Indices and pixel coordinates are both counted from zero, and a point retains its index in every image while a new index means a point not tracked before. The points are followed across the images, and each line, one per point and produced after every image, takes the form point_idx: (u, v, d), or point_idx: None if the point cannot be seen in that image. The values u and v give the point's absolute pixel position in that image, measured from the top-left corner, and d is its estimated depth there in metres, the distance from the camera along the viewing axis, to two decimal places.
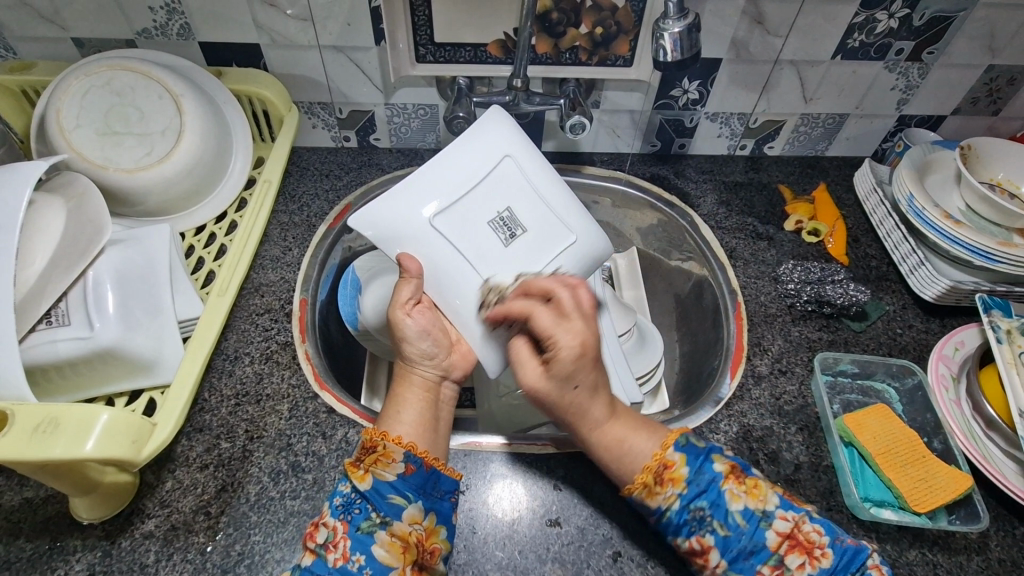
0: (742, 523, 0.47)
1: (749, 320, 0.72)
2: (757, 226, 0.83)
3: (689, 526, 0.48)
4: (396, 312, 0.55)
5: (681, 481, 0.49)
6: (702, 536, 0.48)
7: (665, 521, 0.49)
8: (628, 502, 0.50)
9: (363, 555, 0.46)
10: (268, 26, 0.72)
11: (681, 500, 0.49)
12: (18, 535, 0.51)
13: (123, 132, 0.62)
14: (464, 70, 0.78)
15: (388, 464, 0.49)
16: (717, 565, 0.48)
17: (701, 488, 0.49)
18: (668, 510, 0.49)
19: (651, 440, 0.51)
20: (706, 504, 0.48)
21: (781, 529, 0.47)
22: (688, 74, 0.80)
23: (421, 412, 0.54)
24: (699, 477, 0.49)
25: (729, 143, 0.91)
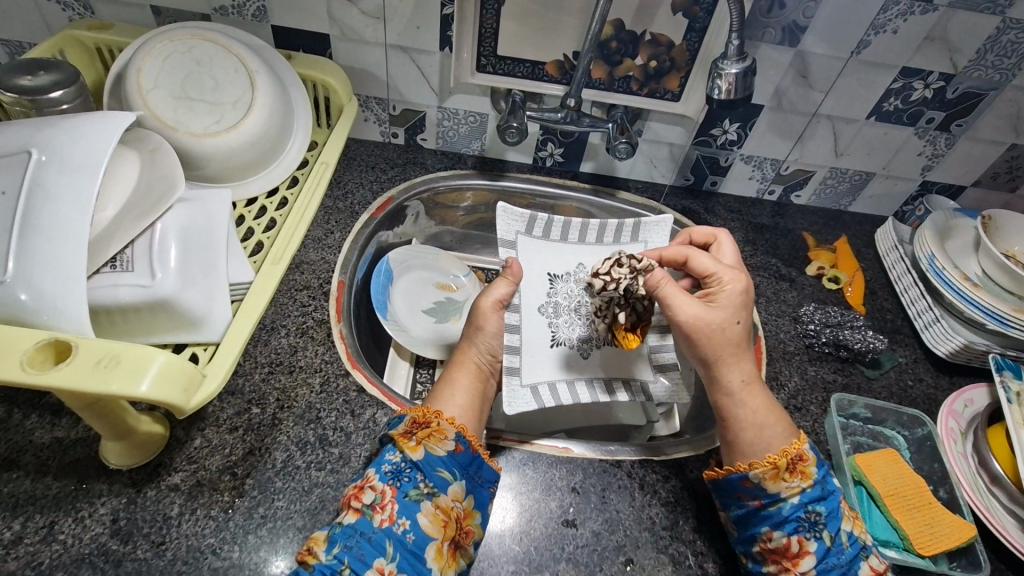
0: (847, 544, 0.50)
1: (768, 355, 0.74)
2: (780, 267, 0.86)
3: (797, 524, 0.51)
4: (488, 317, 0.64)
5: (810, 478, 0.51)
6: (806, 539, 0.50)
7: (776, 510, 0.51)
8: (745, 480, 0.52)
9: (408, 520, 0.48)
10: (340, 19, 0.76)
11: (802, 497, 0.51)
12: (45, 472, 0.51)
13: (196, 99, 0.64)
14: (520, 84, 0.81)
15: (440, 440, 0.52)
16: (806, 571, 0.50)
17: (824, 494, 0.51)
18: (784, 501, 0.51)
19: (783, 435, 0.54)
20: (824, 512, 0.50)
21: (875, 566, 0.50)
22: (730, 116, 0.84)
23: (482, 388, 0.61)
24: (824, 485, 0.51)
25: (759, 187, 0.95)
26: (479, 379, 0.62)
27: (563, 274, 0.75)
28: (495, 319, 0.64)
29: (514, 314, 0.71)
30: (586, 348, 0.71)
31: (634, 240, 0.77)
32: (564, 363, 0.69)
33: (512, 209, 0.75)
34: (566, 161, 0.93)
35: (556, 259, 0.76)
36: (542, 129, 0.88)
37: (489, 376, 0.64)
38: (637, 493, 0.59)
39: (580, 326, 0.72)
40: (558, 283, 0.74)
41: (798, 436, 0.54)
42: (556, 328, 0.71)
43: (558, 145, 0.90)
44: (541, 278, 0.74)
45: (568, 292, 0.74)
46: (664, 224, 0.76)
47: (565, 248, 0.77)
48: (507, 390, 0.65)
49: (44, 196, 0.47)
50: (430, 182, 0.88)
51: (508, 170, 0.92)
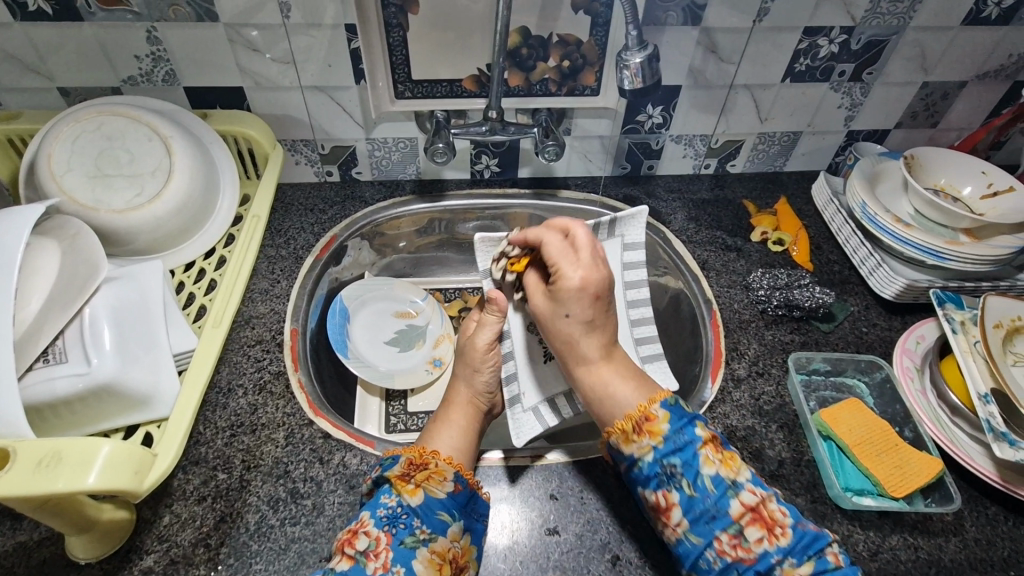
0: (710, 487, 0.48)
1: (725, 327, 0.75)
2: (726, 239, 0.88)
3: (658, 480, 0.50)
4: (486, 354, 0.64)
5: (660, 435, 0.50)
6: (668, 492, 0.49)
7: (638, 470, 0.51)
8: (607, 447, 0.53)
9: (402, 567, 0.48)
10: (251, 69, 0.76)
11: (655, 453, 0.50)
12: None
13: (113, 175, 0.64)
14: (441, 104, 0.82)
15: (438, 482, 0.52)
16: (678, 523, 0.49)
17: (678, 446, 0.49)
18: (640, 460, 0.50)
19: (639, 394, 0.53)
20: (679, 462, 0.49)
21: (747, 501, 0.48)
22: (651, 101, 0.85)
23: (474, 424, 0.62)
24: (677, 437, 0.50)
25: (694, 163, 0.97)
26: (473, 416, 0.62)
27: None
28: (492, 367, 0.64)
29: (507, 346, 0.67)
30: None
31: (609, 235, 0.72)
32: None
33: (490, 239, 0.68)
34: (503, 170, 0.93)
35: None
36: (473, 144, 0.88)
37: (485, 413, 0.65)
38: (615, 488, 0.59)
39: None
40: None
41: (654, 395, 0.52)
42: None
43: (492, 156, 0.91)
44: None
45: None
46: (638, 217, 0.70)
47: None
48: (512, 420, 0.64)
49: None
50: (371, 215, 0.88)
51: (447, 189, 0.93)
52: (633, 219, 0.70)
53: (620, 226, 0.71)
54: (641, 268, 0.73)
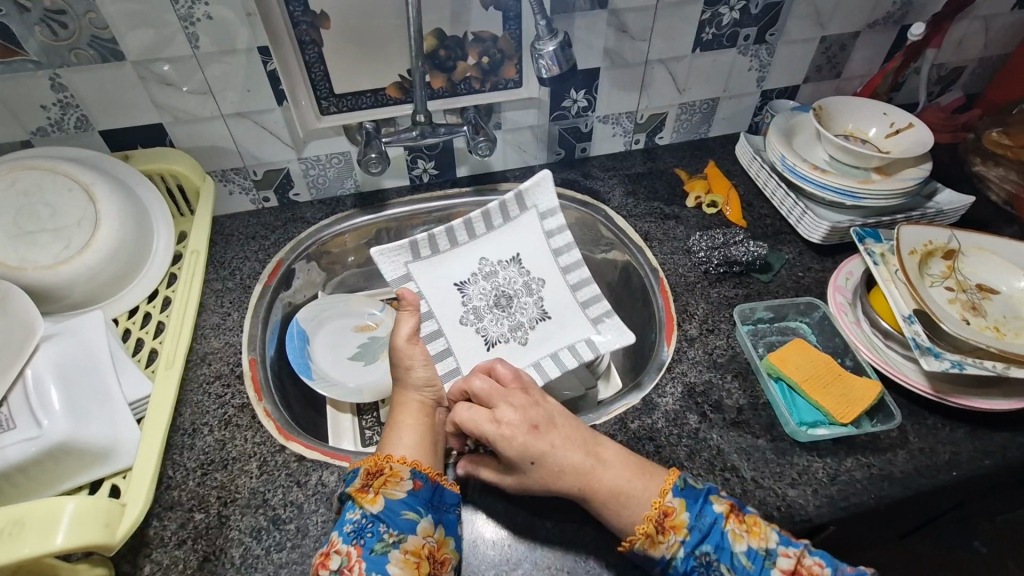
0: (749, 563, 0.50)
1: (673, 291, 0.78)
2: (663, 208, 0.91)
3: (695, 570, 0.50)
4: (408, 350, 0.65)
5: (683, 528, 0.51)
6: None
7: (672, 569, 0.51)
8: (633, 553, 0.51)
9: (378, 574, 0.48)
10: (166, 104, 0.74)
11: (685, 547, 0.50)
12: None
13: (36, 231, 0.62)
14: (368, 115, 0.82)
15: (396, 483, 0.53)
16: None
17: (704, 532, 0.51)
18: (673, 559, 0.51)
19: (651, 484, 0.53)
20: (711, 549, 0.50)
21: (785, 566, 0.49)
22: (574, 85, 0.88)
23: (427, 420, 0.62)
24: (700, 522, 0.51)
25: (624, 140, 1.00)
26: (423, 414, 0.62)
27: (469, 279, 0.76)
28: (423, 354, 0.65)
29: (438, 339, 0.72)
30: (521, 335, 0.73)
31: (523, 211, 0.78)
32: (504, 357, 0.72)
33: (388, 248, 0.73)
34: (441, 172, 0.95)
35: (456, 266, 0.76)
36: (406, 150, 0.89)
37: (435, 407, 0.64)
38: None
39: (506, 319, 0.74)
40: (467, 289, 0.75)
41: (664, 483, 0.53)
42: (485, 330, 0.73)
43: (428, 160, 0.91)
44: (450, 290, 0.75)
45: (479, 292, 0.76)
46: (544, 182, 0.77)
47: (458, 252, 0.77)
48: (465, 415, 0.65)
49: None
50: (316, 235, 0.88)
51: (388, 198, 0.93)
52: (539, 186, 0.78)
53: (530, 197, 0.78)
54: (563, 234, 0.78)
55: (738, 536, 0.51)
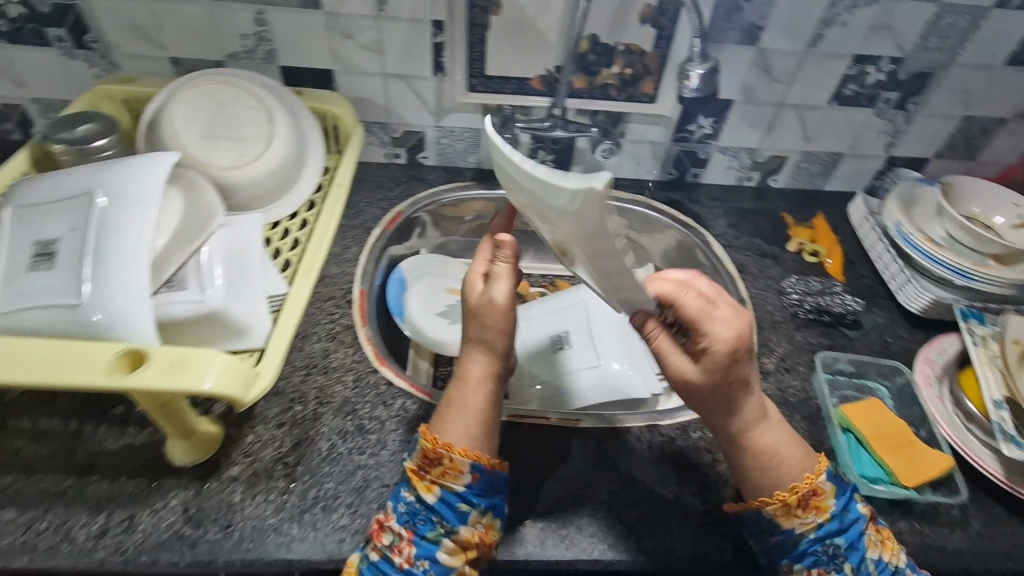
0: (873, 570, 0.52)
1: (758, 325, 0.80)
2: (763, 246, 0.93)
3: (817, 557, 0.53)
4: (472, 285, 0.59)
5: (826, 511, 0.54)
6: (825, 572, 0.53)
7: (794, 546, 0.54)
8: (759, 514, 0.55)
9: (426, 559, 0.53)
10: (342, 54, 0.84)
11: (818, 531, 0.54)
12: (120, 474, 0.58)
13: (222, 136, 0.72)
14: (509, 100, 0.89)
15: (455, 475, 0.54)
16: None
17: (842, 525, 0.54)
18: (801, 536, 0.54)
19: (803, 466, 0.55)
20: (843, 543, 0.53)
21: None
22: (704, 111, 0.91)
23: (484, 386, 0.57)
24: (842, 514, 0.54)
25: (738, 175, 1.02)
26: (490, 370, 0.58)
27: None
28: (500, 295, 0.57)
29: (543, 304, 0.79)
30: None
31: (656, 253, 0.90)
32: None
33: None
34: (557, 167, 1.00)
35: None
36: (532, 139, 0.95)
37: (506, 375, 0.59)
38: None
39: None
40: None
41: (817, 466, 0.55)
42: None
43: (548, 152, 0.97)
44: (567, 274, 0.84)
45: None
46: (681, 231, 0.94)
47: None
48: None
49: (108, 229, 0.54)
50: (434, 197, 0.95)
51: None
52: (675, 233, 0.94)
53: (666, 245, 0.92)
54: None
55: (873, 538, 0.54)
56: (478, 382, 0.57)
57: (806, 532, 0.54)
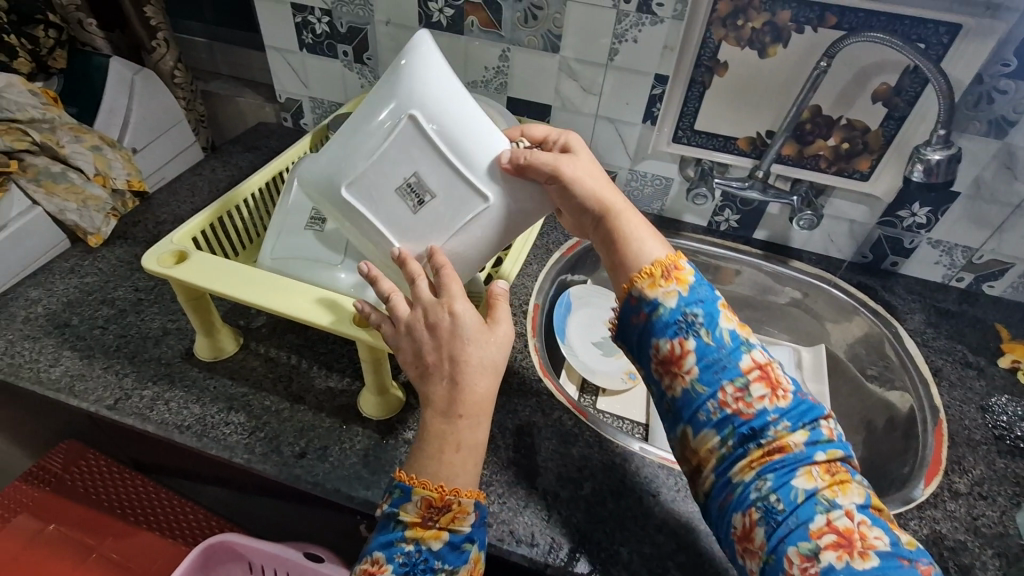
0: (726, 340, 0.55)
1: (951, 438, 0.72)
2: (967, 354, 0.84)
3: (677, 327, 0.55)
4: (450, 278, 0.54)
5: (684, 282, 0.57)
6: (683, 340, 0.55)
7: (658, 317, 0.56)
8: (631, 299, 0.58)
9: None
10: (564, 94, 0.94)
11: (680, 299, 0.56)
12: (322, 410, 0.69)
13: None
14: (709, 155, 0.91)
15: (462, 518, 0.49)
16: (688, 371, 0.54)
17: (698, 297, 0.56)
18: (663, 305, 0.56)
19: (661, 250, 0.59)
20: (699, 314, 0.56)
21: (756, 358, 0.54)
22: (921, 199, 0.86)
23: (449, 380, 0.51)
24: (698, 289, 0.57)
25: (945, 273, 0.93)
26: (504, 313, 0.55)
27: None
28: (452, 316, 0.51)
29: None
30: None
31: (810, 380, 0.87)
32: None
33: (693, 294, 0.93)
34: (741, 228, 1.00)
35: None
36: (722, 196, 0.96)
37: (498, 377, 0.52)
38: None
39: None
40: None
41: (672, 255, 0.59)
42: None
43: (735, 212, 0.98)
44: None
45: None
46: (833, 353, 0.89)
47: None
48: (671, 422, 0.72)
49: None
50: None
51: (683, 230, 1.02)
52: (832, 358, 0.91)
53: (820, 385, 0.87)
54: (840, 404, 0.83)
55: (740, 396, 0.52)
56: (416, 360, 0.53)
57: (690, 384, 0.54)
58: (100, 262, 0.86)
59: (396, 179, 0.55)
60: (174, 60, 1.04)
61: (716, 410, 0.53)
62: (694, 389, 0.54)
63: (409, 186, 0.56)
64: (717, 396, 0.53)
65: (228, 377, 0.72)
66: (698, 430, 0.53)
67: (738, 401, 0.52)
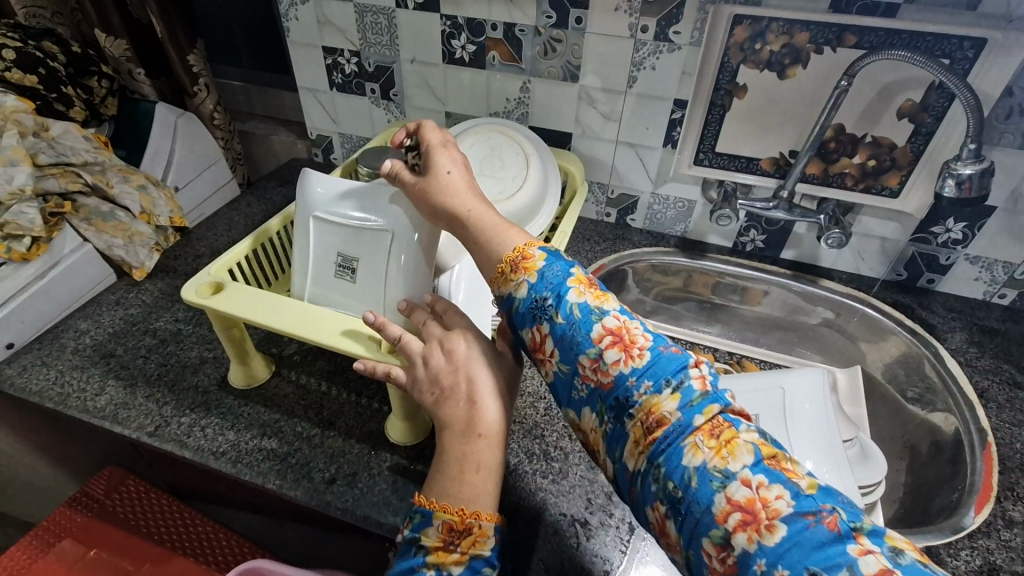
0: (577, 314, 0.49)
1: (1001, 462, 0.69)
2: (1015, 374, 0.80)
3: (533, 315, 0.51)
4: (452, 318, 0.62)
5: (533, 270, 0.53)
6: (541, 327, 0.51)
7: (517, 308, 0.53)
8: (499, 298, 0.55)
9: None
10: (584, 122, 0.96)
11: (529, 287, 0.52)
12: (352, 436, 0.70)
13: (489, 175, 0.88)
14: (731, 177, 0.92)
15: (483, 541, 0.48)
16: (551, 355, 0.50)
17: (548, 281, 0.52)
18: (518, 297, 0.53)
19: (518, 240, 0.57)
20: (550, 296, 0.51)
21: (610, 326, 0.48)
22: (955, 215, 0.83)
23: (467, 401, 0.54)
24: (549, 271, 0.52)
25: (987, 289, 0.90)
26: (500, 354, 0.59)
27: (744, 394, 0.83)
28: (466, 344, 0.58)
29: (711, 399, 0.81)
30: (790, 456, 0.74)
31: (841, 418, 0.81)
32: None
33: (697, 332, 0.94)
34: (767, 247, 0.99)
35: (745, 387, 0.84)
36: (746, 217, 0.96)
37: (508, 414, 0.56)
38: None
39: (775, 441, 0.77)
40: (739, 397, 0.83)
41: (532, 243, 0.56)
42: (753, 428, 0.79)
43: (761, 232, 0.97)
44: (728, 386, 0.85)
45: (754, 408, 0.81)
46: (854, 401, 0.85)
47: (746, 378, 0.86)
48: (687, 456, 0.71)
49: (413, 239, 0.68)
50: (637, 257, 1.00)
51: (708, 251, 1.01)
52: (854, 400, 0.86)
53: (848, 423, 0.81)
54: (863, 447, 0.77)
55: (596, 367, 0.47)
56: (431, 386, 0.56)
57: (556, 367, 0.50)
58: (143, 294, 0.90)
59: (331, 263, 0.71)
60: (214, 103, 1.10)
61: (583, 386, 0.48)
62: (562, 372, 0.50)
63: (342, 263, 0.71)
64: (579, 372, 0.48)
65: (261, 404, 0.74)
66: (581, 413, 0.49)
67: (597, 372, 0.47)
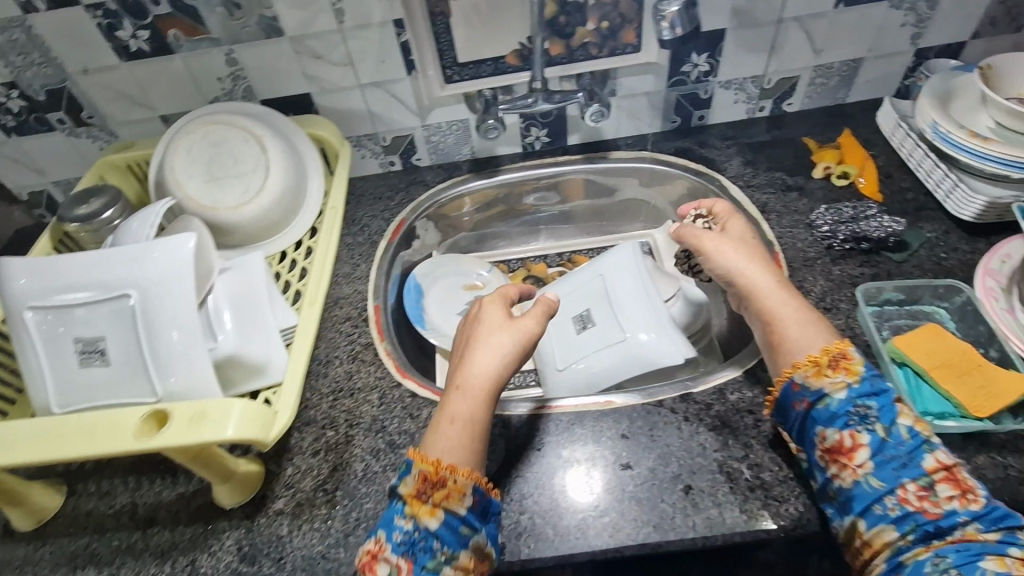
0: (906, 436, 0.49)
1: (789, 265, 0.75)
2: (786, 178, 0.86)
3: (847, 418, 0.51)
4: (494, 309, 0.59)
5: (856, 373, 0.52)
6: (857, 433, 0.50)
7: (821, 409, 0.52)
8: (793, 385, 0.54)
9: None
10: (315, 76, 0.84)
11: (851, 390, 0.51)
12: (178, 522, 0.62)
13: (224, 176, 0.75)
14: (488, 83, 0.86)
15: (457, 498, 0.50)
16: (862, 465, 0.49)
17: (873, 389, 0.51)
18: (830, 397, 0.52)
19: (824, 335, 0.55)
20: (875, 405, 0.51)
21: (943, 459, 0.48)
22: (695, 49, 0.85)
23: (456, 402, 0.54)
24: (874, 380, 0.52)
25: (748, 107, 0.95)
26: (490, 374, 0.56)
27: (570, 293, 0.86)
28: (502, 335, 0.57)
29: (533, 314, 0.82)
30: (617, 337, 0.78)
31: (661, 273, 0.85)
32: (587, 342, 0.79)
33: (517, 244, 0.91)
34: (554, 139, 0.96)
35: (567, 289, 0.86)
36: (521, 117, 0.92)
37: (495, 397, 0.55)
38: (682, 425, 0.63)
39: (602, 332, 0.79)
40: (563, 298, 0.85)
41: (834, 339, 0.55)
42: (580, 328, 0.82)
43: (541, 128, 0.94)
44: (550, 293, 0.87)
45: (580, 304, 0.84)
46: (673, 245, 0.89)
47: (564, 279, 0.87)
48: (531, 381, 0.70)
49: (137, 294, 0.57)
50: (435, 198, 0.94)
51: (502, 165, 0.97)
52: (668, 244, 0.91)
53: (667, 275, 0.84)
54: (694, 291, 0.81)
55: (924, 494, 0.47)
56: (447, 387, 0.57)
57: (863, 478, 0.49)
58: None
59: (70, 355, 0.58)
60: None
61: (894, 505, 0.47)
62: (868, 484, 0.48)
63: (84, 349, 0.57)
64: (896, 492, 0.47)
65: (64, 534, 0.63)
66: (873, 524, 0.47)
67: (923, 499, 0.46)
